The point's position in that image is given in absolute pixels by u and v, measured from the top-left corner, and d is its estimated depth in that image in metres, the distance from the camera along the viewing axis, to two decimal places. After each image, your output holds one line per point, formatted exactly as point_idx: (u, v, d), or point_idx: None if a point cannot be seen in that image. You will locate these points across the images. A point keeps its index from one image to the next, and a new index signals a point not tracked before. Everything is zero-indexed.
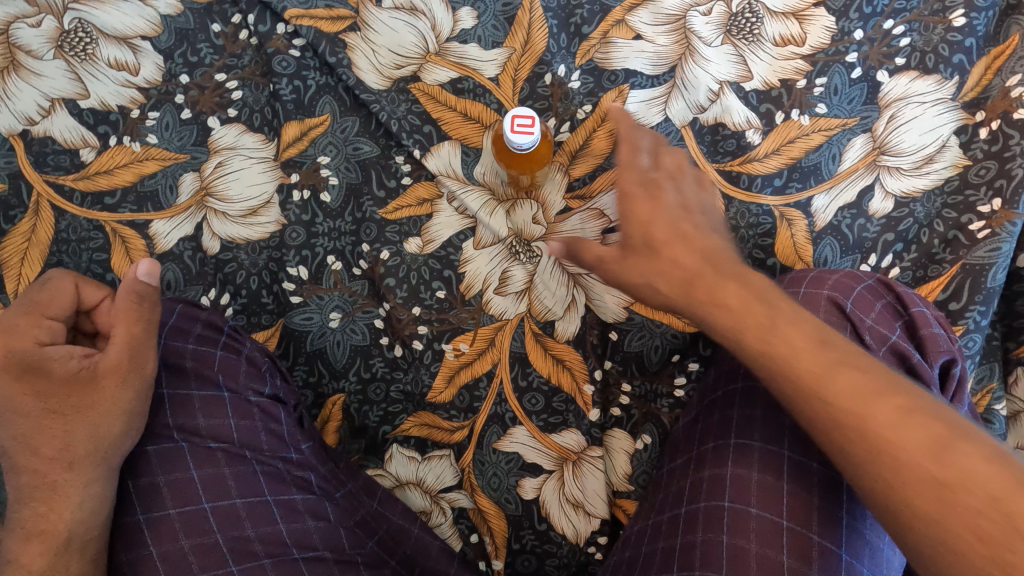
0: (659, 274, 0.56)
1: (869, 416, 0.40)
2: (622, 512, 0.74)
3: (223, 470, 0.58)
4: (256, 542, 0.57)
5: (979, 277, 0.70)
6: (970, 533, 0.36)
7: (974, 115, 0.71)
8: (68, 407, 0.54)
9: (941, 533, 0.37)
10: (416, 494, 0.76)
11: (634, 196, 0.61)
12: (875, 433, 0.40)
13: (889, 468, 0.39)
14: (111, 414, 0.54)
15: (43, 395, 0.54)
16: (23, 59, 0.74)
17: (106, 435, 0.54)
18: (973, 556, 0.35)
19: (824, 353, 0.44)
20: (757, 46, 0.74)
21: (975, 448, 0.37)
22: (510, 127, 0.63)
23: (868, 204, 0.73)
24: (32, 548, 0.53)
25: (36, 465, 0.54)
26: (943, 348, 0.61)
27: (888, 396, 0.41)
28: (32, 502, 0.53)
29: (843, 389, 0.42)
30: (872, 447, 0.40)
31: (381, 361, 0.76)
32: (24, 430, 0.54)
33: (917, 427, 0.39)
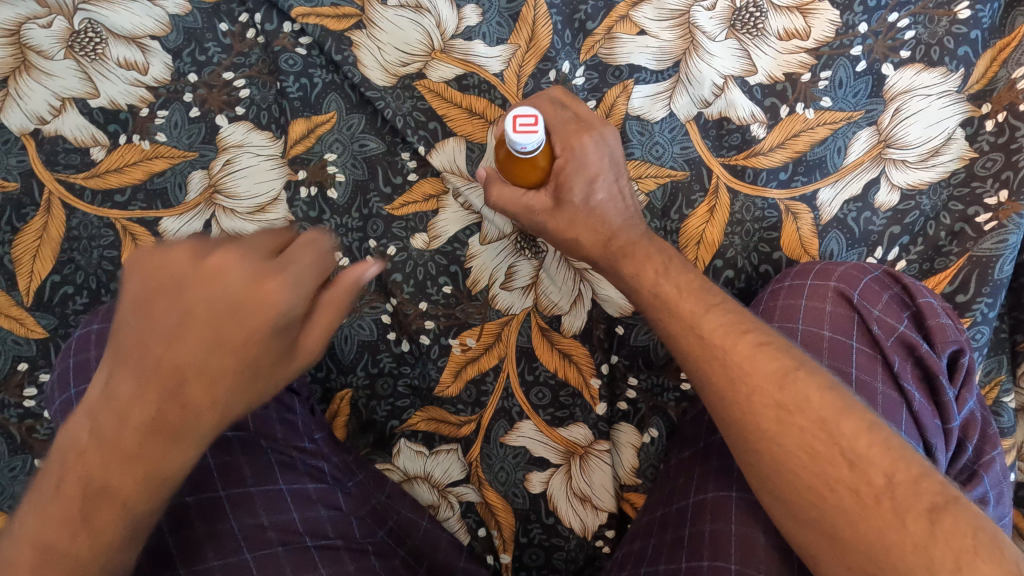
0: (589, 228, 0.62)
1: (731, 348, 0.49)
2: (629, 505, 0.75)
3: (239, 458, 0.59)
4: (270, 530, 0.57)
5: (986, 269, 0.70)
6: (804, 453, 0.44)
7: (979, 107, 0.71)
8: (244, 377, 0.41)
9: (781, 453, 0.44)
10: (423, 488, 0.76)
11: (588, 151, 0.62)
12: (732, 362, 0.48)
13: (743, 397, 0.47)
14: (284, 374, 0.43)
15: (255, 352, 0.41)
16: (34, 60, 0.75)
17: (257, 392, 0.42)
18: (805, 476, 0.43)
19: (703, 297, 0.54)
20: (761, 40, 0.74)
21: (815, 381, 0.46)
22: (512, 127, 0.54)
23: (873, 197, 0.73)
24: (107, 492, 0.39)
25: (182, 412, 0.40)
26: (951, 339, 0.61)
27: (749, 333, 0.50)
28: (110, 429, 0.40)
29: (714, 326, 0.51)
30: (731, 377, 0.48)
31: (388, 356, 0.76)
32: (187, 378, 0.40)
33: (770, 360, 0.47)
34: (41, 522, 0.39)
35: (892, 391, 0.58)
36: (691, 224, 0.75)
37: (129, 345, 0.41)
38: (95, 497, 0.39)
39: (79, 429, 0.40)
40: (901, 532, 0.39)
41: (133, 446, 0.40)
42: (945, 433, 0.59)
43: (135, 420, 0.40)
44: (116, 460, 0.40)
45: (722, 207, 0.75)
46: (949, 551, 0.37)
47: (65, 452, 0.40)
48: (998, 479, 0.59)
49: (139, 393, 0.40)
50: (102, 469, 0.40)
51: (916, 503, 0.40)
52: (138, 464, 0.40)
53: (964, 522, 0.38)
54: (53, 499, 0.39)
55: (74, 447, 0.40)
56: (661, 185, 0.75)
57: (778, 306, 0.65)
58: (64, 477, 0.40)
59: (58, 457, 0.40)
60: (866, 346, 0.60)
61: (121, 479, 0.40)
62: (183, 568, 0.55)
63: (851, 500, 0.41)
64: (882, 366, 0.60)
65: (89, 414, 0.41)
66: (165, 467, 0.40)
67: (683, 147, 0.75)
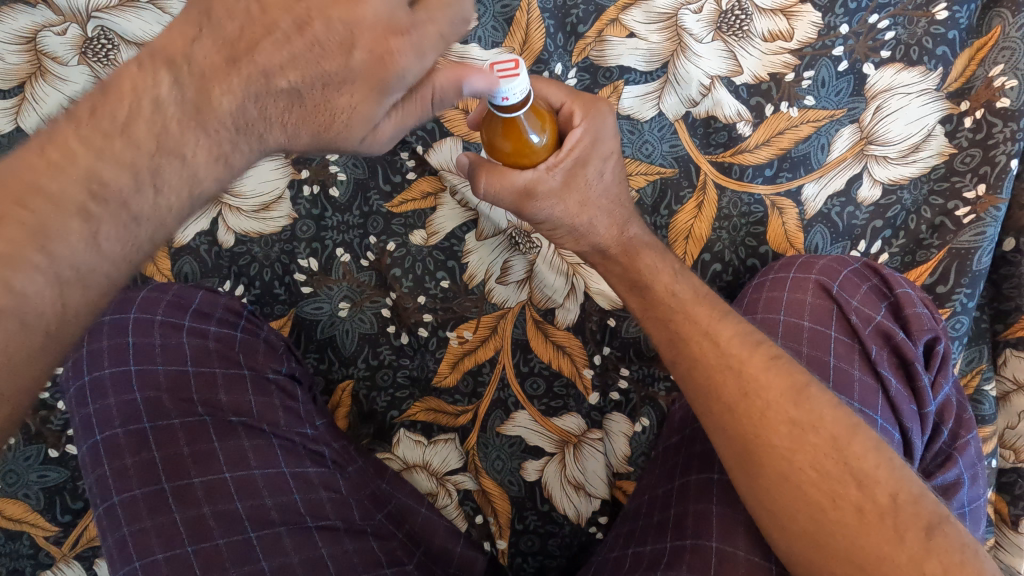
0: (603, 207, 0.61)
1: (748, 360, 0.55)
2: (621, 492, 0.77)
3: (243, 442, 0.63)
4: (273, 511, 0.61)
5: (965, 261, 0.72)
6: (814, 470, 0.51)
7: (958, 105, 0.73)
8: (322, 108, 0.45)
9: (790, 468, 0.51)
10: (422, 476, 0.79)
11: (606, 122, 0.58)
12: (752, 374, 0.55)
13: (760, 409, 0.53)
14: (347, 143, 0.47)
15: (347, 71, 0.43)
16: (50, 65, 0.79)
17: (316, 143, 0.47)
18: (812, 491, 0.50)
19: (709, 307, 0.60)
20: (747, 42, 0.77)
21: (826, 399, 0.53)
22: (488, 75, 0.47)
23: (856, 192, 0.75)
24: (177, 152, 0.43)
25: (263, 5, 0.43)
26: (927, 327, 0.64)
27: (764, 346, 0.56)
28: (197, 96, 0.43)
29: (730, 335, 0.57)
30: (745, 391, 0.54)
31: (388, 349, 0.79)
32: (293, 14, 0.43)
33: (783, 377, 0.54)
34: (103, 159, 0.41)
35: (869, 377, 0.61)
36: (679, 220, 0.78)
37: (236, 30, 0.43)
38: (164, 155, 0.42)
39: (156, 77, 0.42)
40: (898, 546, 0.47)
41: (213, 124, 0.43)
42: (920, 418, 0.62)
43: (218, 107, 0.43)
44: (193, 129, 0.43)
45: (710, 203, 0.77)
46: (939, 561, 0.46)
47: (136, 99, 0.42)
48: (972, 461, 0.62)
49: (233, 75, 0.43)
50: (179, 131, 0.43)
51: (913, 520, 0.47)
52: (214, 136, 0.43)
53: (952, 539, 0.47)
54: (120, 136, 0.42)
55: (150, 92, 0.42)
56: (651, 182, 0.78)
57: (761, 298, 0.68)
58: (131, 124, 0.42)
59: (128, 98, 0.42)
60: (845, 336, 0.63)
61: (193, 150, 0.43)
62: (191, 545, 0.58)
63: (854, 517, 0.49)
64: (860, 355, 0.62)
65: (170, 64, 0.43)
66: (234, 158, 0.45)
67: (672, 145, 0.78)
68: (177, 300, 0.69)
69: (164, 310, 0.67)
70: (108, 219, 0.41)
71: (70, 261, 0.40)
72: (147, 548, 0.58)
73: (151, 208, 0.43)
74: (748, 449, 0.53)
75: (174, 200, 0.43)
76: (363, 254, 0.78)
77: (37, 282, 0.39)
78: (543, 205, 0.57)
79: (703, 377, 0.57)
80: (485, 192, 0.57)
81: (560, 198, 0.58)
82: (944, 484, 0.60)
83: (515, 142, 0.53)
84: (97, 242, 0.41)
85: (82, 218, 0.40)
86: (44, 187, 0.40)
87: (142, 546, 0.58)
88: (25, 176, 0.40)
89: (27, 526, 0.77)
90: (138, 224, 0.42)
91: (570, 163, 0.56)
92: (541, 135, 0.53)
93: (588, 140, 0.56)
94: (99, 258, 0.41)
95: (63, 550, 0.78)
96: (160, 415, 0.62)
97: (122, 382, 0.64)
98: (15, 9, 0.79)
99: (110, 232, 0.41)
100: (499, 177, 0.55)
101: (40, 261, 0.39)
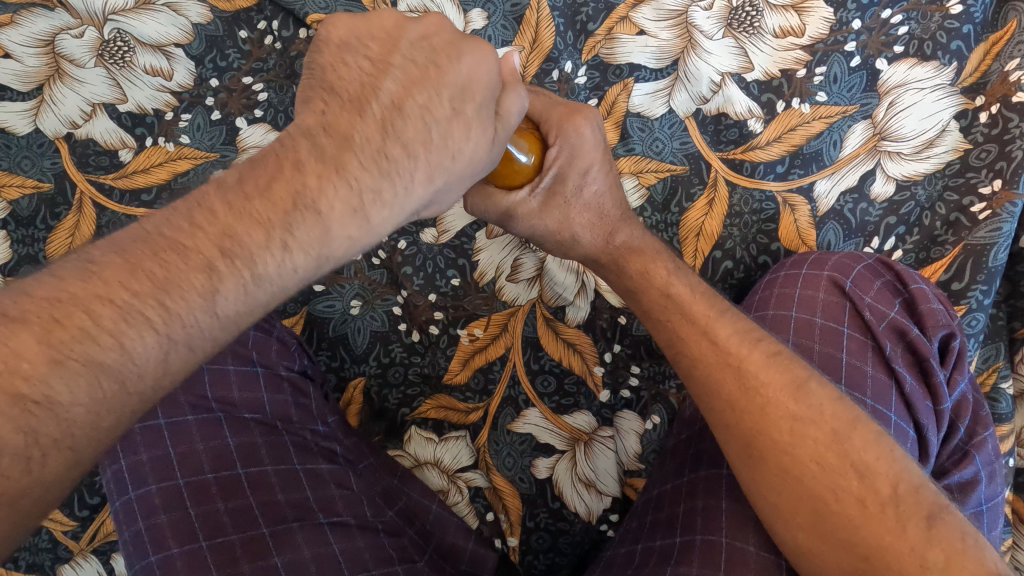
0: (584, 221, 0.64)
1: (745, 358, 0.55)
2: (632, 490, 0.77)
3: (257, 439, 0.64)
4: (285, 506, 0.61)
5: (981, 256, 0.71)
6: (814, 463, 0.51)
7: (973, 100, 0.72)
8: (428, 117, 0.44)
9: (794, 463, 0.51)
10: (433, 474, 0.79)
11: (585, 136, 0.59)
12: (750, 372, 0.55)
13: (758, 406, 0.53)
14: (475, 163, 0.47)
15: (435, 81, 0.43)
16: (67, 68, 0.80)
17: (438, 176, 0.45)
18: (811, 484, 0.50)
19: (717, 303, 0.60)
20: (758, 38, 0.77)
21: (827, 392, 0.53)
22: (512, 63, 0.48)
23: (869, 188, 0.75)
24: (312, 205, 0.40)
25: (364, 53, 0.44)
26: (941, 323, 0.63)
27: (761, 342, 0.56)
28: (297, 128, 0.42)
29: (728, 333, 0.57)
30: (747, 387, 0.54)
31: (399, 347, 0.79)
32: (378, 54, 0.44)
33: (783, 373, 0.54)
34: (237, 217, 0.39)
35: (882, 373, 0.61)
36: (690, 217, 0.77)
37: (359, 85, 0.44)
38: (298, 210, 0.40)
39: (293, 143, 0.42)
40: (901, 535, 0.46)
41: (355, 168, 0.42)
42: (935, 415, 0.62)
43: (359, 149, 0.42)
44: (329, 176, 0.41)
45: (721, 200, 0.77)
46: (941, 550, 0.45)
47: (279, 161, 0.41)
48: (987, 458, 0.61)
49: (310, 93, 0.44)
50: (315, 182, 0.41)
51: (914, 510, 0.47)
52: (353, 186, 0.42)
53: (952, 528, 0.46)
54: (260, 195, 0.40)
55: (290, 156, 0.41)
56: (661, 179, 0.78)
57: (773, 295, 0.68)
58: (271, 185, 0.40)
59: (271, 162, 0.41)
60: (859, 332, 0.63)
61: (325, 202, 0.41)
62: (205, 541, 0.58)
63: (856, 508, 0.48)
64: (873, 351, 0.62)
65: (304, 132, 0.42)
66: (372, 214, 0.42)
67: (683, 142, 0.78)
68: None
69: None
70: (231, 279, 0.38)
71: (185, 323, 0.37)
72: (162, 543, 0.58)
73: (276, 269, 0.40)
74: (752, 444, 0.53)
75: (300, 258, 0.41)
76: (375, 251, 0.79)
77: (145, 336, 0.36)
78: (523, 222, 0.62)
79: (702, 374, 0.57)
80: (474, 208, 0.61)
81: (541, 216, 0.62)
82: (959, 483, 0.60)
83: (505, 167, 0.54)
84: (214, 305, 0.38)
85: (204, 273, 0.38)
86: (182, 243, 0.38)
87: (157, 541, 0.59)
88: (169, 233, 0.38)
89: (47, 520, 0.78)
90: (257, 287, 0.39)
91: (550, 180, 0.59)
92: (528, 158, 0.55)
93: (565, 158, 0.58)
94: (211, 321, 0.38)
95: (80, 545, 0.79)
96: (174, 411, 0.63)
97: None
98: (34, 12, 0.80)
99: (229, 294, 0.38)
100: (485, 198, 0.59)
101: (158, 320, 0.36)
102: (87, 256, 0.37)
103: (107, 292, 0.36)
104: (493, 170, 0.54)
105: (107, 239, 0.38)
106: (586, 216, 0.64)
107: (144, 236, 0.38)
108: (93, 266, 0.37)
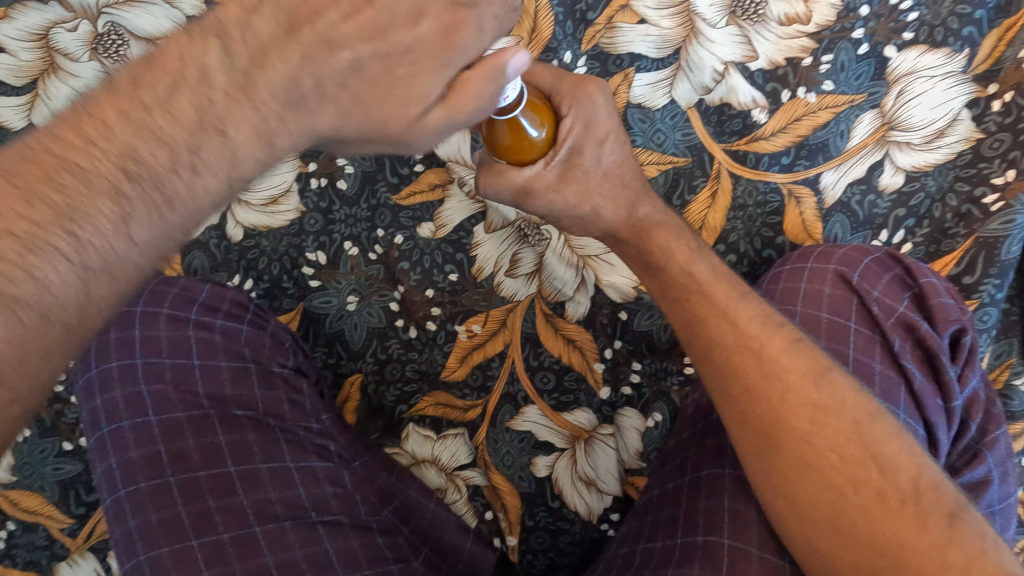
0: (606, 191, 0.60)
1: (767, 342, 0.54)
2: (634, 488, 0.75)
3: (248, 436, 0.63)
4: (278, 504, 0.60)
5: (994, 250, 0.69)
6: (834, 453, 0.49)
7: (986, 88, 0.70)
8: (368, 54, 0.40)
9: (811, 451, 0.50)
10: (431, 472, 0.78)
11: (597, 103, 0.57)
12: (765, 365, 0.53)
13: (779, 392, 0.52)
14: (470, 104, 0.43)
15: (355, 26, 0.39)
16: (62, 62, 0.79)
17: (366, 131, 0.42)
18: (835, 476, 0.49)
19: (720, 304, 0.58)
20: (762, 26, 0.75)
21: (847, 382, 0.51)
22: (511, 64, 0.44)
23: (878, 179, 0.73)
24: (218, 127, 0.39)
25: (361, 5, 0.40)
26: (952, 318, 0.61)
27: (785, 327, 0.54)
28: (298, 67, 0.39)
29: (749, 316, 0.55)
30: (766, 372, 0.52)
31: (396, 343, 0.78)
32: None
33: (805, 359, 0.52)
34: (140, 134, 0.37)
35: (890, 370, 0.59)
36: (693, 210, 0.76)
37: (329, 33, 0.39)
38: (204, 131, 0.38)
39: (205, 46, 0.39)
40: (920, 532, 0.45)
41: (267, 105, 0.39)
42: (946, 413, 0.60)
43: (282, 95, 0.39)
44: (238, 104, 0.39)
45: (724, 192, 0.75)
46: (961, 551, 0.43)
47: (181, 67, 0.38)
48: (1001, 458, 0.60)
49: (260, 62, 0.39)
50: (225, 104, 0.39)
51: (935, 507, 0.46)
52: (263, 112, 0.39)
53: (973, 529, 0.45)
54: (159, 109, 0.38)
55: (196, 61, 0.38)
56: (663, 171, 0.76)
57: (778, 288, 0.66)
58: (175, 93, 0.38)
59: (174, 63, 0.38)
60: (866, 328, 0.61)
61: (237, 126, 0.39)
62: (195, 539, 0.58)
63: (875, 501, 0.47)
64: (880, 347, 0.60)
65: (221, 35, 0.39)
66: (280, 140, 0.40)
67: (685, 133, 0.76)
68: (183, 293, 0.68)
69: (170, 302, 0.67)
70: (141, 204, 0.37)
71: (100, 251, 0.36)
72: (153, 542, 0.58)
73: (186, 191, 0.38)
74: (766, 441, 0.51)
75: (213, 181, 0.39)
76: (371, 246, 0.78)
77: (63, 274, 0.35)
78: (542, 201, 0.59)
79: (721, 357, 0.55)
80: (487, 189, 0.59)
81: (559, 190, 0.58)
82: (971, 482, 0.58)
83: (513, 136, 0.53)
84: (127, 229, 0.37)
85: (112, 200, 0.36)
86: (77, 163, 0.36)
87: (148, 540, 0.58)
88: (60, 152, 0.36)
89: (43, 517, 0.78)
90: (170, 210, 0.38)
91: (565, 154, 0.57)
92: (538, 130, 0.54)
93: (581, 127, 0.56)
94: (128, 248, 0.37)
95: (77, 542, 0.79)
96: (165, 407, 0.62)
97: (129, 374, 0.64)
98: (28, 6, 0.79)
99: (141, 220, 0.37)
100: (499, 177, 0.57)
101: (67, 247, 0.35)
102: None
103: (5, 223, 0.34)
104: (502, 142, 0.53)
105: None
106: (607, 185, 0.60)
107: (35, 156, 0.36)
108: None
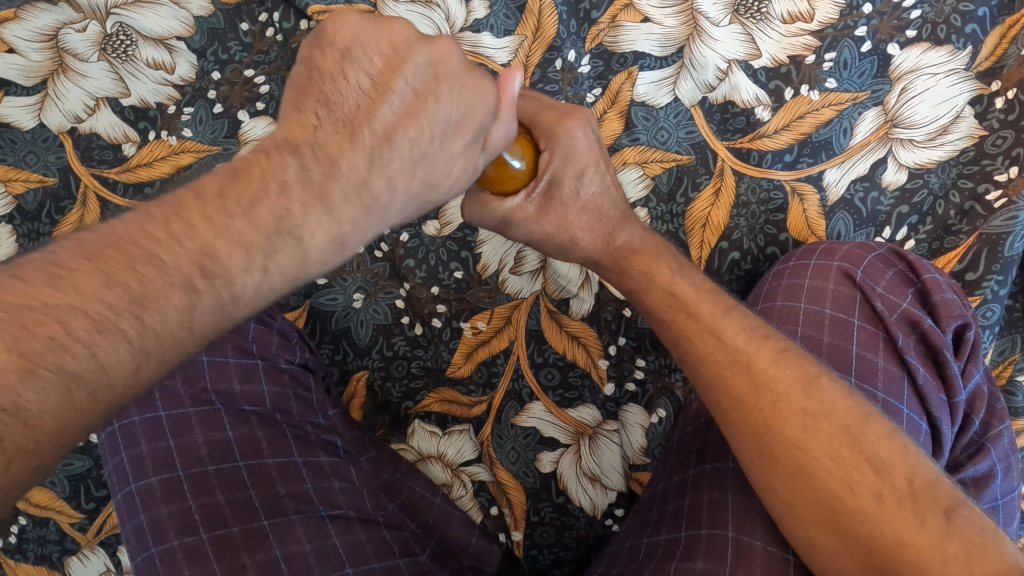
0: (583, 224, 0.62)
1: (753, 354, 0.54)
2: (638, 484, 0.76)
3: (257, 431, 0.63)
4: (287, 499, 0.61)
5: (996, 246, 0.70)
6: (828, 458, 0.49)
7: (989, 85, 0.70)
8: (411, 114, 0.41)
9: (808, 459, 0.50)
10: (437, 468, 0.79)
11: (576, 138, 0.57)
12: (756, 368, 0.53)
13: (769, 404, 0.52)
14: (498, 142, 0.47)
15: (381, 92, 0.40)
16: (71, 62, 0.80)
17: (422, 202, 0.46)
18: (826, 479, 0.49)
19: (719, 302, 0.58)
20: (765, 25, 0.75)
21: (837, 389, 0.51)
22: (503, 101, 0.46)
23: (881, 177, 0.73)
24: (294, 232, 0.40)
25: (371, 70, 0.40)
26: (955, 314, 0.62)
27: (768, 339, 0.55)
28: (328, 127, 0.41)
29: (735, 331, 0.56)
30: (754, 382, 0.53)
31: (402, 340, 0.79)
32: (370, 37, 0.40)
33: (791, 369, 0.53)
34: (219, 235, 0.38)
35: (893, 365, 0.59)
36: (696, 208, 0.76)
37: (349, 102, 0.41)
38: (280, 237, 0.40)
39: (283, 163, 0.40)
40: (920, 530, 0.45)
41: (335, 200, 0.41)
42: (949, 408, 0.60)
43: (343, 177, 0.41)
44: (313, 209, 0.41)
45: (727, 189, 0.76)
46: (961, 544, 0.44)
47: (262, 182, 0.40)
48: (1005, 452, 0.60)
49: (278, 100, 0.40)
50: (300, 212, 0.40)
51: (931, 504, 0.46)
52: (335, 217, 0.42)
53: (971, 522, 0.45)
54: (241, 216, 0.39)
55: (275, 177, 0.40)
56: (667, 169, 0.76)
57: (781, 286, 0.66)
58: (254, 205, 0.39)
59: (255, 181, 0.40)
60: (869, 324, 0.61)
61: (309, 232, 0.41)
62: (205, 533, 0.58)
63: (871, 502, 0.47)
64: (884, 342, 0.60)
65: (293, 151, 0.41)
66: (349, 242, 0.43)
67: (689, 131, 0.76)
68: None
69: None
70: (209, 297, 0.38)
71: (160, 338, 0.37)
72: (163, 535, 0.58)
73: (253, 290, 0.40)
74: (756, 439, 0.52)
75: (277, 279, 0.41)
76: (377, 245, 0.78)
77: (121, 352, 0.36)
78: (522, 229, 0.60)
79: (719, 361, 0.55)
80: (471, 215, 0.59)
81: (539, 223, 0.60)
82: (975, 476, 0.58)
83: (497, 170, 0.52)
84: (192, 321, 0.38)
85: (186, 292, 0.37)
86: (159, 256, 0.37)
87: (159, 533, 0.59)
88: (145, 243, 0.37)
89: (54, 512, 0.79)
90: (234, 307, 0.39)
91: (546, 184, 0.57)
92: (521, 162, 0.53)
93: (560, 160, 0.57)
94: (186, 336, 0.38)
95: (88, 537, 0.80)
96: (174, 403, 0.63)
97: None
98: (38, 7, 0.80)
99: (206, 311, 0.38)
100: (483, 208, 0.57)
101: (133, 332, 0.36)
102: (52, 258, 0.35)
103: (83, 304, 0.35)
104: (486, 175, 0.52)
105: (72, 241, 0.37)
106: (585, 219, 0.61)
107: (116, 242, 0.37)
108: (63, 271, 0.35)
